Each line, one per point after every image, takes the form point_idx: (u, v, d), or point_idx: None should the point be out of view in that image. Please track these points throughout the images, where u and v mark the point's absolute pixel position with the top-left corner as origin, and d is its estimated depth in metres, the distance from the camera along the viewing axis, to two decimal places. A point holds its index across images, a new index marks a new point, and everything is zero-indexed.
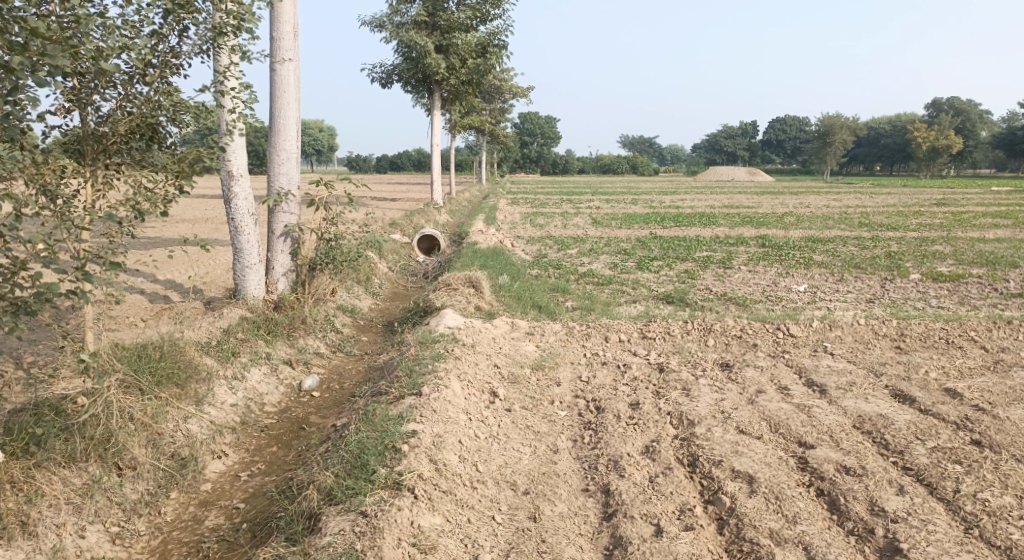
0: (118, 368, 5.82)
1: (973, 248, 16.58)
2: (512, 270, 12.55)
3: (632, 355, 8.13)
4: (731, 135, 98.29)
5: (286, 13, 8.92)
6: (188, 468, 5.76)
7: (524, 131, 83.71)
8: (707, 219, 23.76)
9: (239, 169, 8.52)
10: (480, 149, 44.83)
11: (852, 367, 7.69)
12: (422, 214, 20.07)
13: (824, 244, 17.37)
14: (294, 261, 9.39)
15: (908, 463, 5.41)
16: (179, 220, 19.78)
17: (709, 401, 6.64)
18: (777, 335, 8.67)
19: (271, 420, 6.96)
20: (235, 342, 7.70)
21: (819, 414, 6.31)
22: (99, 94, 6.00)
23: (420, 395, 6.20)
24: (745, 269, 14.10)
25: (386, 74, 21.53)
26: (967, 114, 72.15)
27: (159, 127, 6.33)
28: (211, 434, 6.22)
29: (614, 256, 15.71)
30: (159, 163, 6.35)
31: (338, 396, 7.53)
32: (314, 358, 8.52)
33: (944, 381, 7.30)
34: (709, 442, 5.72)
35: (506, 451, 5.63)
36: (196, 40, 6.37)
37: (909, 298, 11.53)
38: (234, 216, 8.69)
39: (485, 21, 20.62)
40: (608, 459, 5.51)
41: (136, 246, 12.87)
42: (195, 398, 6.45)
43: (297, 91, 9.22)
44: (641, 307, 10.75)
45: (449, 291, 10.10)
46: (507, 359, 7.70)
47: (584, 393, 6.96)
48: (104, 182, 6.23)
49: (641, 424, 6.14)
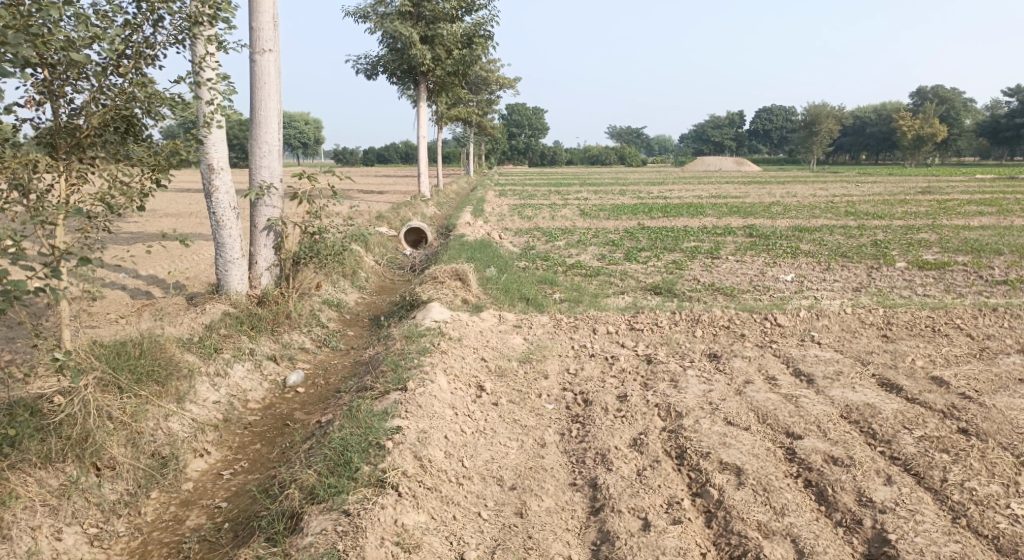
0: (96, 366, 5.70)
1: (958, 235, 16.63)
2: (499, 262, 12.47)
3: (620, 346, 8.07)
4: (718, 125, 98.42)
5: (265, 2, 8.78)
6: (168, 467, 5.67)
7: (511, 122, 83.45)
8: (694, 209, 23.73)
9: (219, 162, 8.39)
10: (467, 140, 44.64)
11: (840, 357, 7.66)
12: (409, 207, 19.94)
13: (811, 233, 17.39)
14: (277, 255, 9.27)
15: (896, 452, 5.38)
16: (162, 214, 19.57)
17: (697, 392, 6.60)
18: (765, 325, 8.63)
19: (255, 416, 6.86)
20: (217, 338, 7.59)
21: (807, 405, 6.27)
22: (72, 86, 5.86)
23: (405, 390, 6.13)
24: (732, 259, 14.08)
25: (371, 66, 21.34)
26: (952, 102, 72.45)
27: (135, 119, 6.21)
28: (193, 432, 6.13)
29: (601, 247, 15.66)
30: (135, 156, 6.25)
31: (323, 392, 7.43)
32: (298, 353, 8.42)
33: (931, 369, 7.29)
34: (697, 434, 5.67)
35: (492, 446, 5.56)
36: (171, 29, 6.24)
37: (895, 286, 11.54)
38: (216, 210, 8.55)
39: (470, 12, 20.46)
40: (595, 453, 5.46)
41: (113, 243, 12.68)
42: (176, 395, 6.34)
43: (277, 82, 9.08)
44: (629, 298, 10.70)
45: (435, 284, 10.01)
46: (494, 352, 7.63)
47: (571, 385, 6.90)
48: (79, 176, 6.09)
49: (629, 416, 6.09)
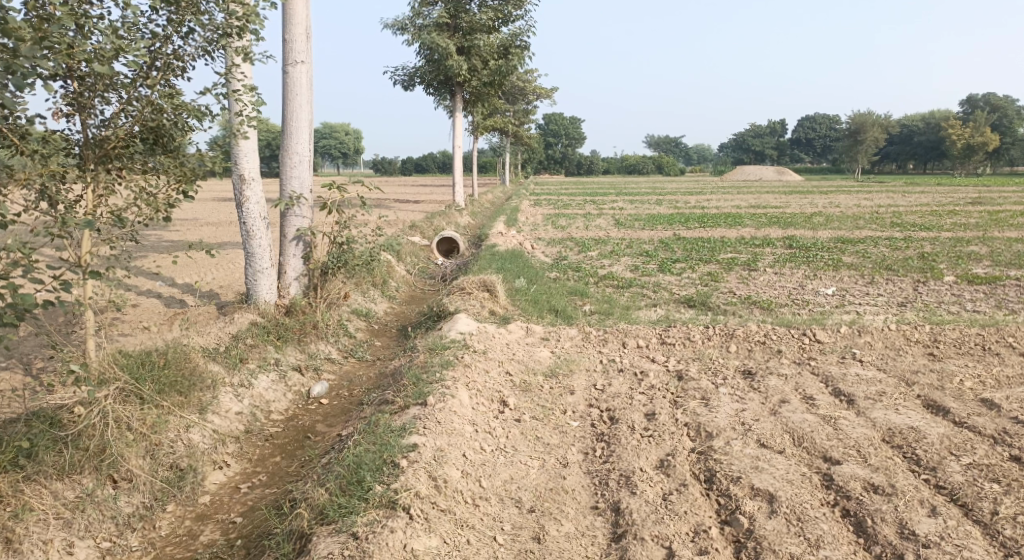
0: (119, 376, 5.65)
1: (1010, 248, 16.01)
2: (530, 273, 12.31)
3: (650, 361, 7.84)
4: (759, 134, 97.21)
5: (298, 13, 8.75)
6: (186, 480, 5.61)
7: (549, 132, 83.30)
8: (733, 219, 23.31)
9: (250, 172, 8.37)
10: (504, 150, 44.66)
11: (882, 376, 7.33)
12: (443, 216, 19.89)
13: (854, 245, 16.89)
14: (306, 265, 9.21)
15: (941, 481, 5.07)
16: (201, 223, 19.81)
17: (729, 411, 6.33)
18: (803, 341, 8.31)
19: (277, 428, 6.78)
20: (243, 348, 7.54)
21: (845, 427, 5.98)
22: (101, 98, 5.82)
23: (426, 405, 5.99)
24: (771, 272, 13.72)
25: (409, 76, 21.40)
26: (1003, 110, 70.34)
27: (163, 130, 6.15)
28: (213, 444, 6.07)
29: (635, 258, 15.41)
30: (161, 167, 6.19)
31: (347, 404, 7.33)
32: (324, 364, 8.34)
33: (979, 391, 6.92)
34: (727, 456, 5.41)
35: (512, 465, 5.39)
36: (199, 42, 6.22)
37: (943, 302, 11.10)
38: (246, 220, 8.53)
39: (507, 22, 20.40)
40: (620, 475, 5.24)
41: (136, 252, 12.73)
42: (198, 406, 6.27)
43: (309, 93, 9.04)
44: (662, 311, 10.45)
45: (463, 296, 9.89)
46: (521, 366, 7.45)
47: (598, 402, 6.69)
48: (105, 187, 6.03)
49: (656, 436, 5.86)
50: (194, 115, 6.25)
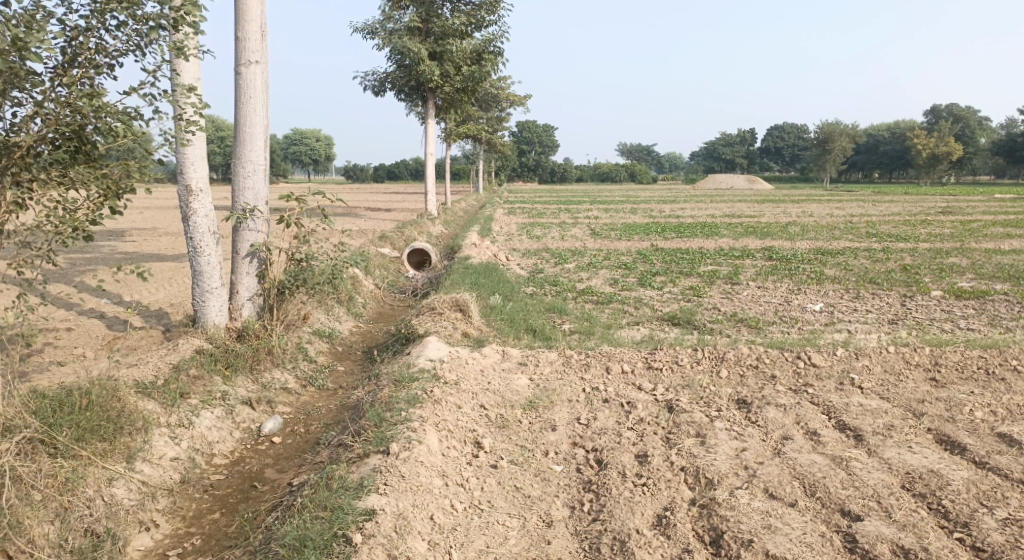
0: (28, 423, 4.92)
1: (991, 260, 15.63)
2: (504, 288, 11.57)
3: (637, 390, 7.11)
4: (728, 143, 97.73)
5: (252, 10, 7.99)
6: (101, 549, 4.83)
7: (522, 140, 82.67)
8: (708, 229, 22.77)
9: (197, 183, 7.59)
10: (476, 158, 44.09)
11: (888, 406, 6.69)
12: (415, 226, 19.09)
13: (834, 257, 16.41)
14: (261, 284, 8.36)
15: (979, 542, 4.56)
16: (160, 233, 18.80)
17: (729, 452, 5.64)
18: (798, 364, 7.64)
19: (220, 475, 5.97)
20: (185, 380, 6.69)
21: (860, 472, 5.32)
22: (7, 100, 4.98)
23: (388, 454, 5.27)
24: (754, 285, 13.16)
25: (379, 82, 20.63)
26: (967, 122, 71.26)
27: (85, 136, 5.29)
28: (140, 500, 5.28)
29: (614, 270, 14.77)
30: (80, 178, 5.32)
31: (302, 444, 6.55)
32: (279, 395, 7.48)
33: (994, 424, 6.32)
34: (733, 512, 4.81)
35: (488, 528, 4.73)
36: (128, 35, 5.41)
37: (935, 318, 10.59)
38: (193, 235, 7.71)
39: (480, 28, 19.71)
40: (614, 538, 4.63)
41: (80, 267, 11.80)
42: (126, 454, 5.45)
43: (265, 97, 8.24)
44: (645, 330, 9.78)
45: (432, 316, 9.12)
46: (496, 399, 6.69)
47: (583, 440, 5.96)
48: (14, 202, 5.20)
49: (650, 485, 5.18)
50: (119, 119, 5.35)
